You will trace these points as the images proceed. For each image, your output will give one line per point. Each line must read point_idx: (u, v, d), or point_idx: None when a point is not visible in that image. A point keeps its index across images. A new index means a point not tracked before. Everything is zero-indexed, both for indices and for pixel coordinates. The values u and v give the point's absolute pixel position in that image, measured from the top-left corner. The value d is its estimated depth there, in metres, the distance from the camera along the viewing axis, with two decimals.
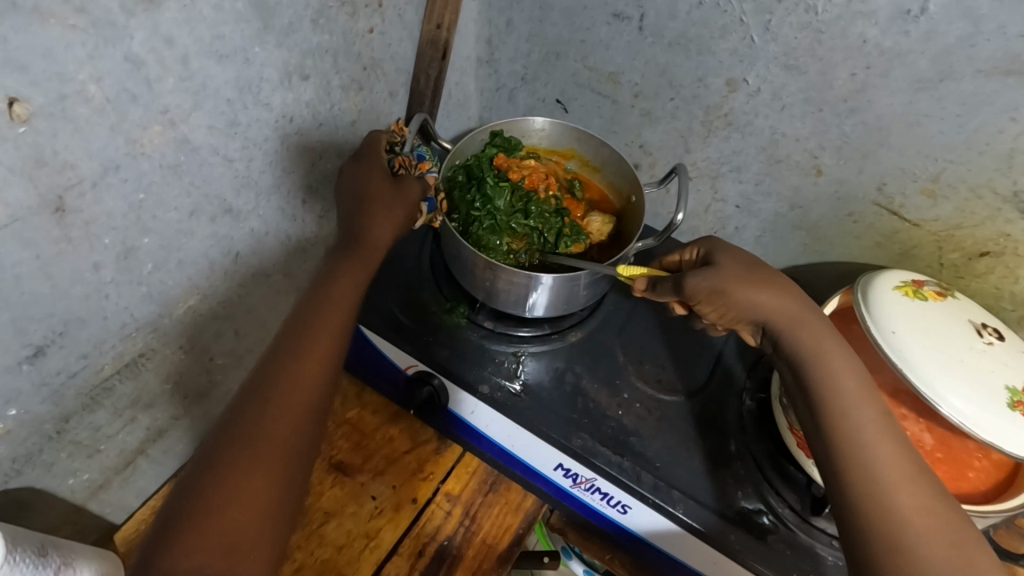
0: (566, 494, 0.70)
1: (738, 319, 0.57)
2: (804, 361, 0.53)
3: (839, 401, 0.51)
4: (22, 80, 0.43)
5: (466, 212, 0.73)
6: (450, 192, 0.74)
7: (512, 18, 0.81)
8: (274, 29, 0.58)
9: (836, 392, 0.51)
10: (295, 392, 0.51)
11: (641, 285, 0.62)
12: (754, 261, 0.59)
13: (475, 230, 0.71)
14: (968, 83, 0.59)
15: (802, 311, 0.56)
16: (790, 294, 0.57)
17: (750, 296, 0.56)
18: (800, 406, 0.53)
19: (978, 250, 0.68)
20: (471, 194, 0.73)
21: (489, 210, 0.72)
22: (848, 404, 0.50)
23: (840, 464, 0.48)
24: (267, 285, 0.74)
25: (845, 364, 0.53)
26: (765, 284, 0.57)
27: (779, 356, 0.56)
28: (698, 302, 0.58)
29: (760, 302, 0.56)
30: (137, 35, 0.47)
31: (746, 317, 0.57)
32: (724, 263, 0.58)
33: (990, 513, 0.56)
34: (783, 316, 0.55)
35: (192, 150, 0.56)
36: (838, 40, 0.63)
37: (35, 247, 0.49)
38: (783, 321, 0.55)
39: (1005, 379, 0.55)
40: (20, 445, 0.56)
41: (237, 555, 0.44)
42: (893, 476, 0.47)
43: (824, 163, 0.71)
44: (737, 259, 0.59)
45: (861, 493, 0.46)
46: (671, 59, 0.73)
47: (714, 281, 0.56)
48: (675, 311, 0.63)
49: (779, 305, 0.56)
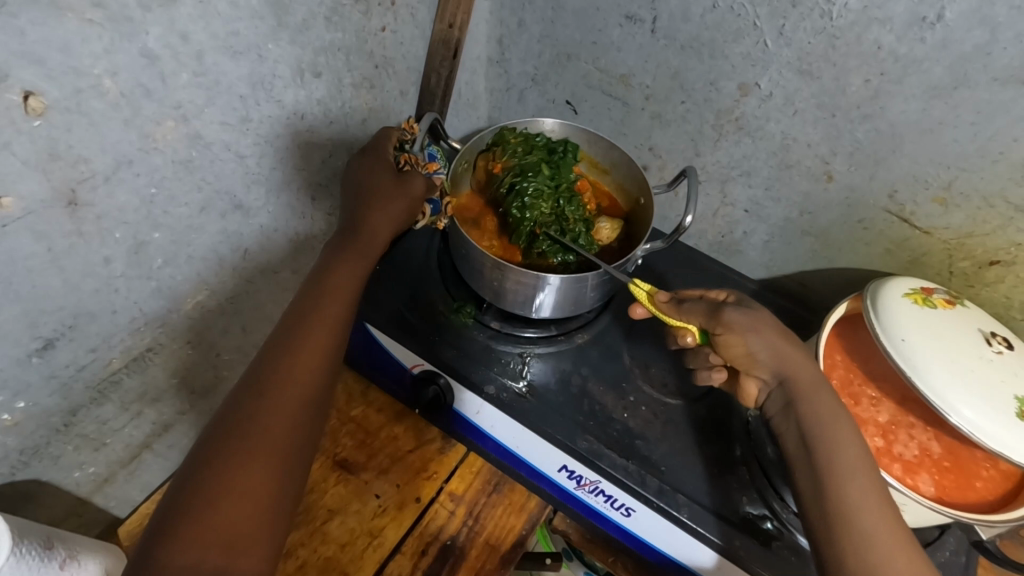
0: (570, 496, 0.70)
1: (754, 362, 0.57)
2: (810, 416, 0.53)
3: (838, 463, 0.51)
4: (39, 73, 0.43)
5: (531, 161, 0.73)
6: (533, 138, 0.76)
7: (525, 19, 0.81)
8: (289, 26, 0.58)
9: (833, 457, 0.51)
10: (292, 384, 0.52)
11: (664, 295, 0.64)
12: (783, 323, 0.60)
13: (531, 175, 0.72)
14: (983, 91, 0.59)
15: (818, 378, 0.56)
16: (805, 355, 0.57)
17: (775, 345, 0.57)
18: (801, 465, 0.53)
19: (988, 258, 0.68)
20: (553, 153, 0.75)
21: (554, 173, 0.73)
22: (839, 450, 0.51)
23: (830, 512, 0.49)
24: (274, 282, 0.73)
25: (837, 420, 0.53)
26: (791, 342, 0.57)
27: (787, 411, 0.55)
28: (727, 335, 0.57)
29: (784, 351, 0.57)
30: (152, 30, 0.47)
31: (762, 363, 0.57)
32: (760, 312, 0.59)
33: (996, 522, 0.55)
34: (795, 378, 0.55)
35: (204, 146, 0.56)
36: (853, 46, 0.62)
37: (48, 240, 0.49)
38: (797, 380, 0.55)
39: (1015, 389, 0.55)
40: (28, 437, 0.57)
41: (235, 550, 0.45)
42: (885, 535, 0.47)
43: (835, 169, 0.71)
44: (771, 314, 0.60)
45: (850, 551, 0.47)
46: (683, 62, 0.73)
47: (749, 317, 0.57)
48: (685, 340, 0.62)
49: (793, 359, 0.56)
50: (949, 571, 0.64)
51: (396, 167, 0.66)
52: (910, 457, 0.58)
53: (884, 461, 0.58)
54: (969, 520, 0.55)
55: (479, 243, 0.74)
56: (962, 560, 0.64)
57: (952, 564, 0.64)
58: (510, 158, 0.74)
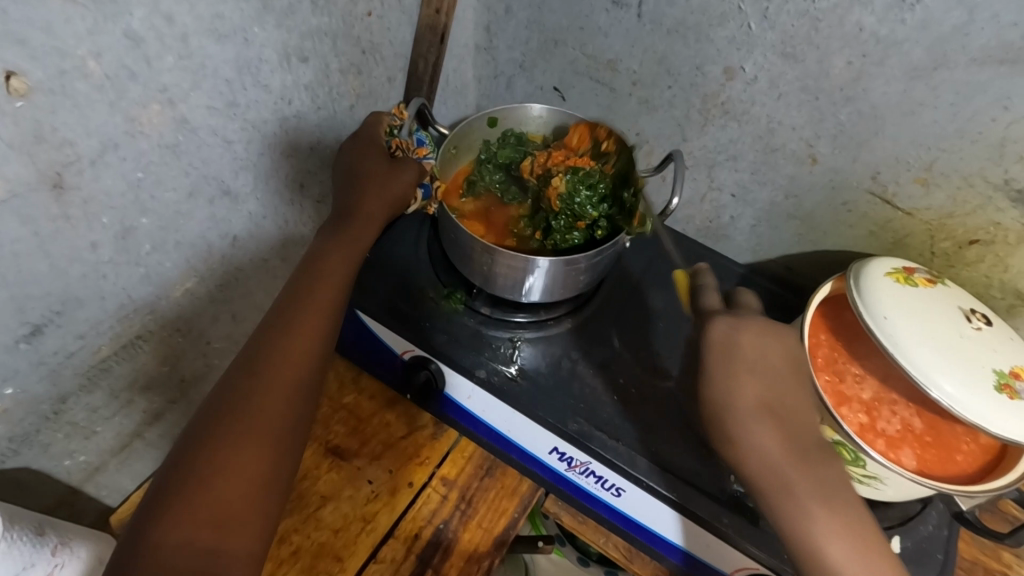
0: (562, 478, 0.71)
1: (720, 439, 0.52)
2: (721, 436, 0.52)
3: (825, 561, 0.47)
4: (21, 54, 0.42)
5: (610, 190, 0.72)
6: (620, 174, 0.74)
7: (511, 5, 0.81)
8: (274, 9, 0.58)
9: (821, 555, 0.48)
10: (285, 364, 0.52)
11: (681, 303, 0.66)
12: (770, 354, 0.52)
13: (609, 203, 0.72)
14: (961, 72, 0.60)
15: (789, 470, 0.49)
16: (788, 425, 0.50)
17: (723, 427, 0.51)
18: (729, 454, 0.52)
19: (968, 238, 0.69)
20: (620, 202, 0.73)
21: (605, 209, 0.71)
22: (735, 448, 0.51)
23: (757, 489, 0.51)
24: (263, 270, 0.73)
25: (828, 499, 0.48)
26: (764, 411, 0.50)
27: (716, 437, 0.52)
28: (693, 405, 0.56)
29: (711, 408, 0.52)
30: (136, 12, 0.47)
31: (730, 446, 0.51)
32: (710, 366, 0.53)
33: (976, 493, 0.56)
34: (772, 476, 0.49)
35: (191, 130, 0.56)
36: (835, 28, 0.63)
37: (34, 224, 0.49)
38: (725, 437, 0.51)
39: (992, 363, 0.56)
40: (17, 425, 0.56)
41: (228, 527, 0.45)
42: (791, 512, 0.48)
43: (819, 152, 0.72)
44: (730, 355, 0.52)
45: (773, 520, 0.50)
46: (669, 46, 0.74)
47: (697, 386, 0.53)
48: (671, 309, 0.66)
49: (771, 452, 0.49)
50: (931, 545, 0.65)
51: (389, 152, 0.67)
52: (892, 432, 0.59)
53: (867, 437, 0.59)
54: (950, 491, 0.56)
55: (460, 221, 0.74)
56: (944, 533, 0.66)
57: (934, 538, 0.66)
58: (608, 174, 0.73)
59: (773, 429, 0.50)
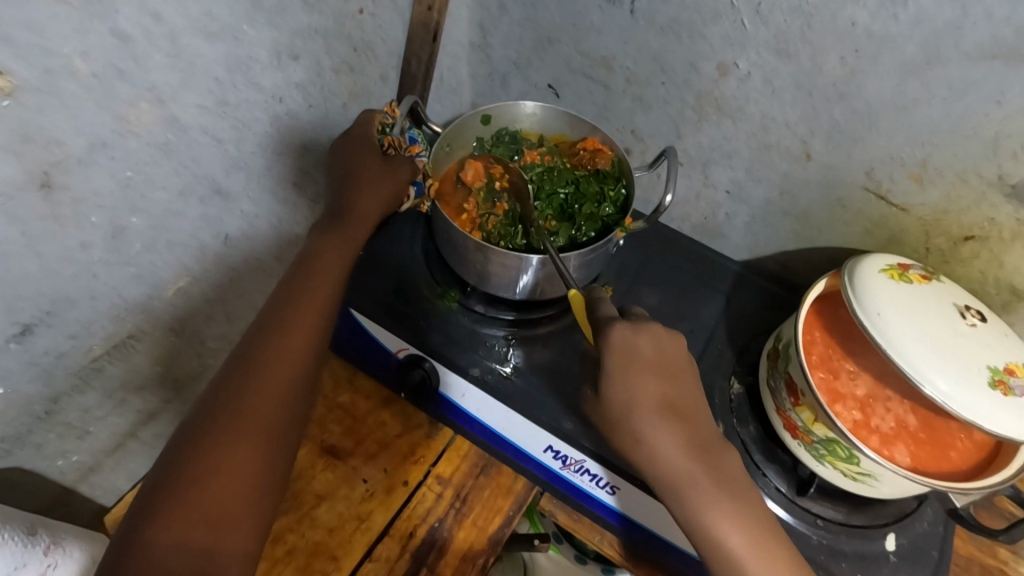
0: (557, 476, 0.71)
1: (621, 435, 0.55)
2: (622, 431, 0.55)
3: (725, 547, 0.52)
4: (7, 53, 0.42)
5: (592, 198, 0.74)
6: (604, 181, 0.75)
7: (505, 2, 0.81)
8: (264, 7, 0.57)
9: (718, 541, 0.52)
10: (280, 362, 0.52)
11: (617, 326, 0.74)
12: (665, 353, 0.55)
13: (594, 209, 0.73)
14: (955, 68, 0.60)
15: (685, 465, 0.53)
16: (685, 421, 0.54)
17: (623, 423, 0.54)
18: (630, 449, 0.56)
19: (964, 234, 0.69)
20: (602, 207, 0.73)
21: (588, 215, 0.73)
22: (637, 447, 0.54)
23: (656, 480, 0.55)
24: (257, 269, 0.73)
25: (721, 490, 0.53)
26: (664, 409, 0.54)
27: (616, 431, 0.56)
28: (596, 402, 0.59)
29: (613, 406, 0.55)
30: (124, 10, 0.47)
31: (631, 442, 0.54)
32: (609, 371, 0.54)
33: (971, 490, 0.56)
34: (676, 472, 0.53)
35: (181, 129, 0.56)
36: (828, 24, 0.63)
37: (23, 224, 0.48)
38: (625, 434, 0.55)
39: (987, 359, 0.56)
40: (8, 425, 0.56)
41: (222, 527, 0.45)
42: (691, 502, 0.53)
43: (813, 149, 0.72)
44: (629, 357, 0.54)
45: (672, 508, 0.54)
46: (663, 43, 0.73)
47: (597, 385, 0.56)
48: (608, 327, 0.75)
49: (669, 446, 0.53)
50: (927, 542, 0.65)
51: (380, 150, 0.67)
52: (887, 430, 0.59)
53: (862, 434, 0.59)
54: (944, 488, 0.56)
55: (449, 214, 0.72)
56: (940, 531, 0.66)
57: (930, 535, 0.66)
58: (593, 183, 0.75)
59: (668, 427, 0.53)
